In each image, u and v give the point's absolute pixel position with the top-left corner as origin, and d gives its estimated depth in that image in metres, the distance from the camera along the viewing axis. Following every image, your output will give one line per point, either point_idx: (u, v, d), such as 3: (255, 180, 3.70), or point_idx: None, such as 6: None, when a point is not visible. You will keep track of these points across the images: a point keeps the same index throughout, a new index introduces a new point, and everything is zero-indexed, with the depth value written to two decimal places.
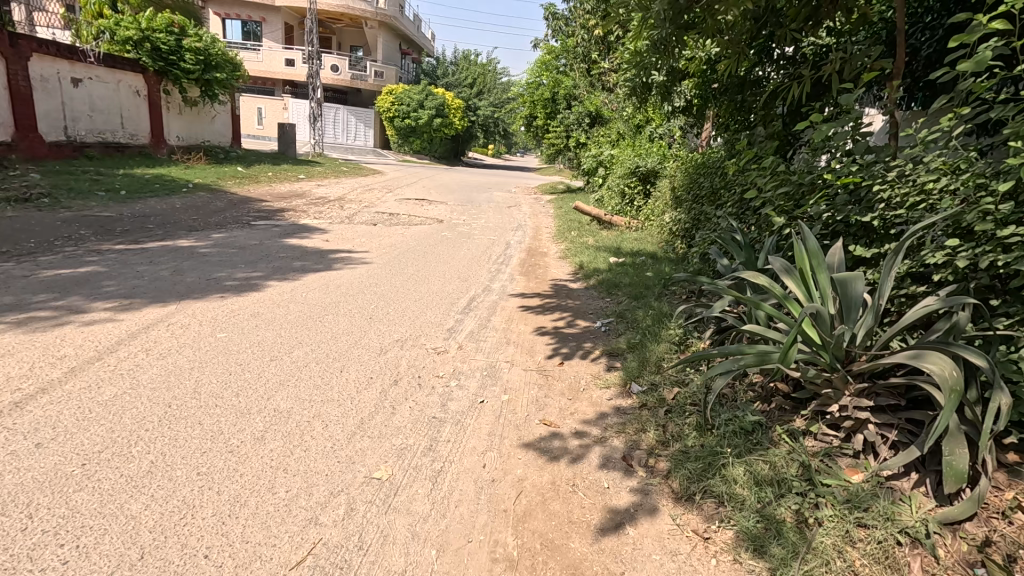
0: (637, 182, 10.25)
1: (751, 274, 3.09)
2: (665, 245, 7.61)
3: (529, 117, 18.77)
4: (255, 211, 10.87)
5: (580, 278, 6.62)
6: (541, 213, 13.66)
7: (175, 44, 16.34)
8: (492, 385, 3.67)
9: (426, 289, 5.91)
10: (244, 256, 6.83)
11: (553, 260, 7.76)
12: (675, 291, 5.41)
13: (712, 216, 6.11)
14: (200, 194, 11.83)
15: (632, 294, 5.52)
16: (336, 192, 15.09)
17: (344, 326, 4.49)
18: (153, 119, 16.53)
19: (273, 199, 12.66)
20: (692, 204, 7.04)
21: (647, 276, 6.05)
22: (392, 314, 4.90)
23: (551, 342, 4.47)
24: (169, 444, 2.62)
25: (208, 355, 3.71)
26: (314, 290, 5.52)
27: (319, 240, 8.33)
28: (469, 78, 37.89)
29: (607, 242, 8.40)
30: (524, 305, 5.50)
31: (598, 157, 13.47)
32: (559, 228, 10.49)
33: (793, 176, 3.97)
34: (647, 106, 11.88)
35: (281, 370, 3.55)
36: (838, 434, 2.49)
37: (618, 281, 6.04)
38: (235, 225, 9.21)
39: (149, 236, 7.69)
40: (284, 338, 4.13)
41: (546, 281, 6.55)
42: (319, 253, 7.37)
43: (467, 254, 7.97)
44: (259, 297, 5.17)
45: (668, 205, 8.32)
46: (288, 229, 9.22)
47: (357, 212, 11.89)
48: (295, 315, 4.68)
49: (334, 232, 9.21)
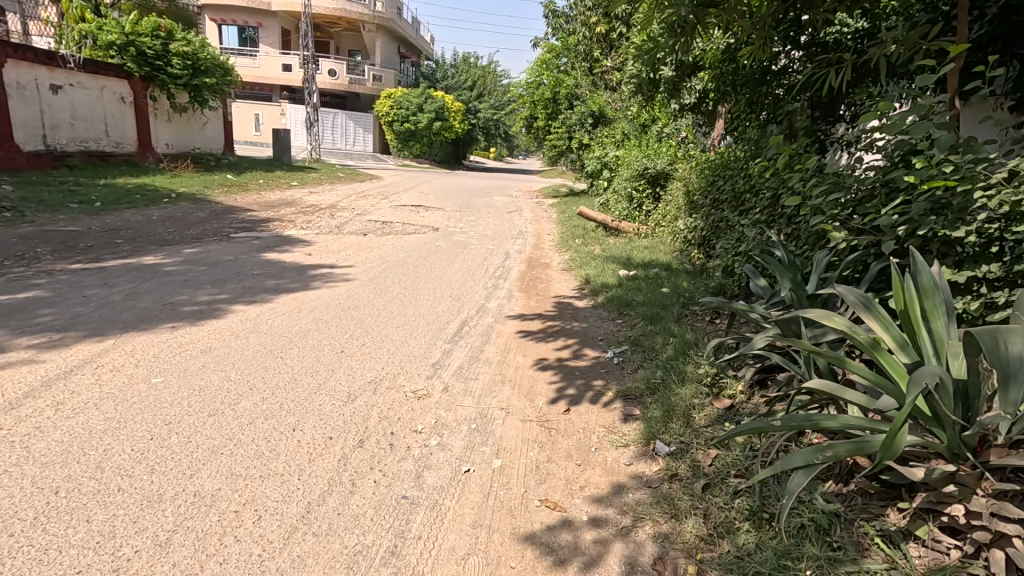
0: (646, 185, 9.52)
1: (819, 314, 2.35)
2: (681, 255, 6.90)
3: (529, 118, 18.06)
4: (238, 222, 10.19)
5: (586, 294, 5.91)
6: (543, 218, 12.94)
7: (161, 49, 15.72)
8: (481, 444, 2.95)
9: (412, 311, 5.20)
10: (213, 274, 6.15)
11: (557, 273, 7.05)
12: (698, 314, 4.72)
13: (735, 224, 5.43)
14: (182, 204, 11.17)
15: (647, 314, 4.83)
16: (328, 199, 14.41)
17: (309, 364, 3.79)
18: (140, 126, 15.95)
19: (260, 208, 12.03)
20: (709, 210, 6.35)
21: (663, 292, 5.36)
22: (369, 346, 4.19)
23: (554, 381, 3.75)
24: (31, 563, 1.92)
25: (131, 411, 3.01)
26: (283, 316, 4.82)
27: (301, 254, 7.65)
28: (469, 81, 37.24)
29: (615, 252, 7.66)
30: (524, 330, 4.79)
31: (603, 158, 12.74)
32: (562, 235, 9.77)
33: (847, 178, 3.28)
34: (653, 103, 11.21)
35: (217, 432, 2.85)
36: (959, 545, 1.78)
37: (630, 298, 5.32)
38: (212, 238, 8.53)
39: (113, 252, 7.02)
40: (233, 382, 3.43)
41: (549, 299, 5.83)
42: (298, 269, 6.68)
43: (462, 267, 7.28)
44: (217, 326, 4.48)
45: (681, 210, 7.62)
46: (269, 242, 8.53)
47: (349, 221, 11.24)
48: (253, 351, 3.98)
49: (319, 244, 8.51)
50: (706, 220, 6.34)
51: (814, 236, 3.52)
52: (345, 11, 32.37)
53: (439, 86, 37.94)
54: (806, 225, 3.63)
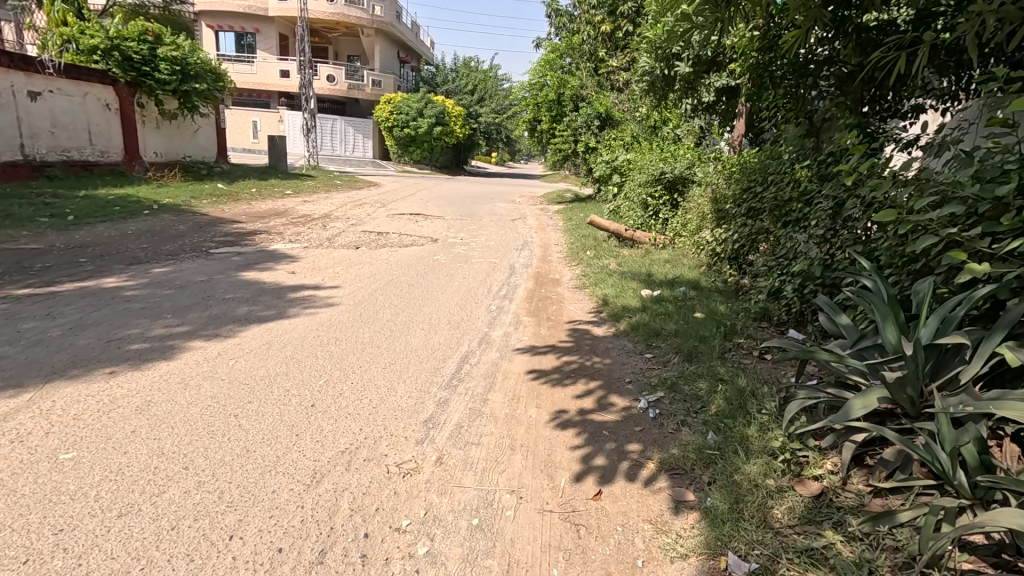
0: (663, 192, 8.74)
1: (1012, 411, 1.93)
2: (708, 271, 6.14)
3: (533, 121, 17.29)
4: (221, 235, 9.45)
5: (606, 319, 5.13)
6: (548, 226, 12.18)
7: (148, 53, 15.04)
8: (486, 557, 2.17)
9: (403, 343, 4.43)
10: (179, 300, 5.40)
11: (569, 292, 6.28)
12: (745, 351, 3.99)
13: (782, 234, 4.73)
14: (163, 216, 10.44)
15: (684, 347, 4.07)
16: (322, 208, 13.67)
17: (269, 426, 3.02)
18: (127, 133, 15.28)
19: (248, 219, 11.29)
20: (743, 221, 5.60)
21: (697, 318, 4.60)
22: (347, 397, 3.41)
23: (578, 444, 2.96)
24: None
25: (12, 512, 2.23)
26: (249, 355, 4.05)
27: (284, 272, 6.88)
28: (470, 85, 36.43)
29: (633, 266, 6.89)
30: (536, 368, 4.01)
31: (613, 162, 11.94)
32: (572, 246, 8.98)
33: (963, 187, 2.57)
34: (666, 102, 10.41)
35: (122, 547, 2.08)
36: None
37: (660, 326, 4.54)
38: (189, 254, 7.78)
39: (72, 274, 6.28)
40: (165, 456, 2.66)
41: (563, 326, 5.06)
42: (277, 291, 5.91)
43: (462, 286, 6.50)
44: (165, 371, 3.70)
45: (706, 219, 6.83)
46: (252, 258, 7.78)
47: (341, 232, 10.49)
48: (201, 407, 3.20)
49: (306, 260, 7.76)
50: (739, 231, 5.58)
51: (899, 252, 2.99)
52: (344, 16, 31.83)
53: (440, 90, 37.26)
54: (891, 242, 3.02)
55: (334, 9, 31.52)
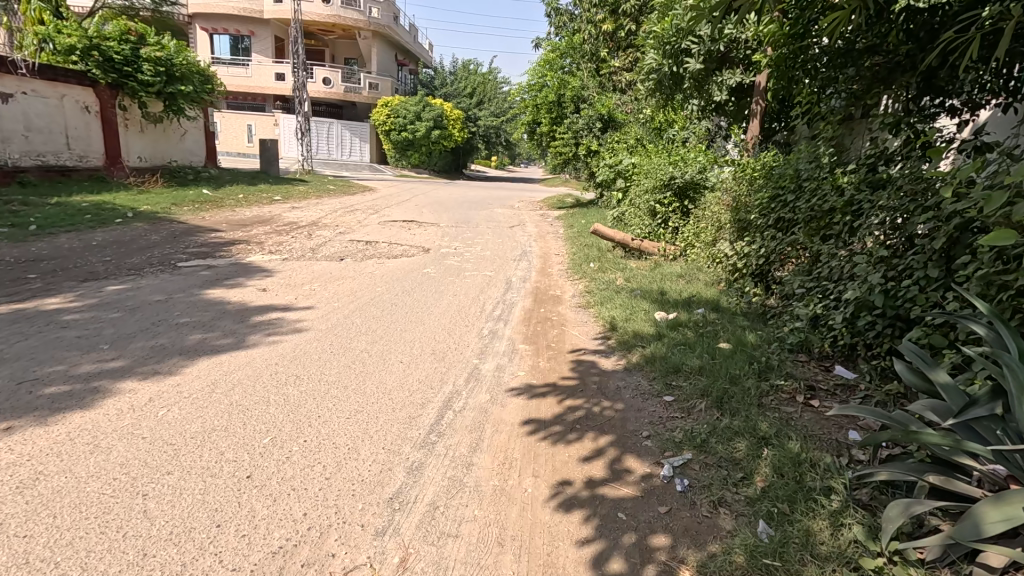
0: (673, 198, 8.04)
1: None
2: (727, 289, 5.45)
3: (532, 124, 16.65)
4: (195, 246, 8.75)
5: (615, 347, 4.46)
6: (549, 234, 11.51)
7: (130, 54, 14.39)
8: None
9: (376, 382, 3.74)
10: (123, 326, 4.69)
11: (571, 311, 5.62)
12: (787, 397, 3.29)
13: (820, 250, 4.07)
14: (136, 225, 9.75)
15: (712, 391, 3.37)
16: (311, 215, 13.01)
17: (184, 511, 2.33)
18: (109, 138, 14.63)
19: (228, 227, 10.61)
20: (768, 234, 4.92)
21: (722, 349, 3.90)
22: (294, 465, 2.71)
23: (586, 537, 2.28)
24: None
25: None
26: (185, 402, 3.34)
27: (255, 289, 6.19)
28: (469, 88, 35.78)
29: (642, 281, 6.23)
30: (533, 416, 3.31)
31: (617, 166, 11.27)
32: (574, 258, 8.29)
33: None
34: (673, 101, 9.76)
35: None
36: None
37: (680, 359, 3.86)
38: (154, 268, 7.08)
39: (13, 293, 5.59)
40: (27, 570, 1.98)
41: (565, 357, 4.35)
42: (241, 314, 5.21)
43: (452, 304, 5.83)
44: (75, 426, 2.99)
45: (724, 229, 6.14)
46: (223, 272, 7.08)
47: (327, 242, 9.81)
48: (103, 481, 2.50)
49: (282, 274, 7.07)
50: (765, 245, 4.88)
51: (995, 280, 2.48)
52: (339, 18, 31.23)
53: (438, 92, 36.61)
54: (984, 271, 2.50)
55: (329, 11, 30.92)
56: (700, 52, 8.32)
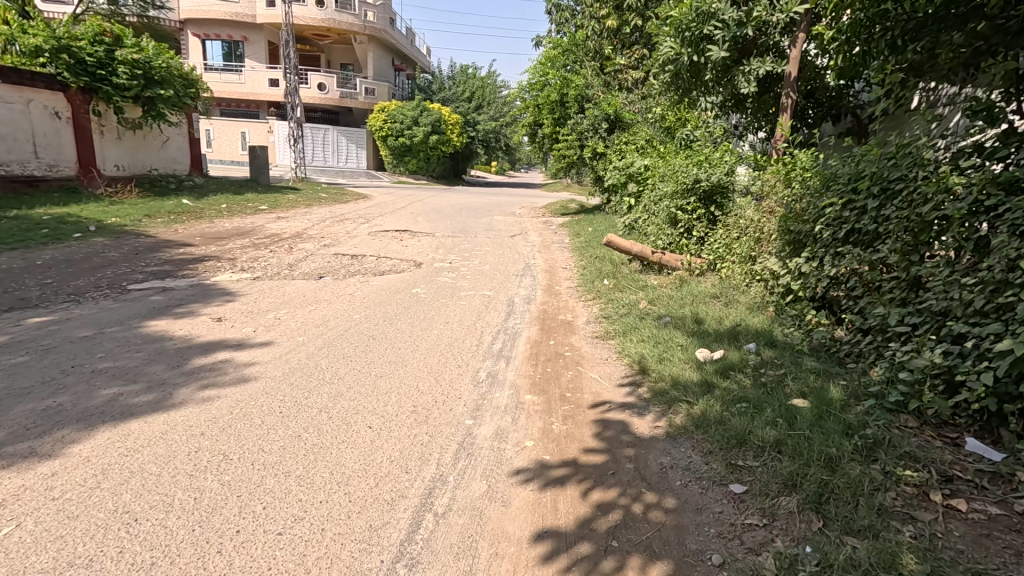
0: (697, 204, 7.02)
1: None
2: (778, 316, 4.45)
3: (534, 125, 15.49)
4: (157, 264, 7.75)
5: (650, 401, 3.44)
6: (553, 244, 10.53)
7: (105, 56, 13.49)
8: None
9: (331, 466, 2.73)
10: (21, 376, 3.68)
11: (588, 344, 4.61)
12: (917, 495, 2.27)
13: (927, 274, 3.08)
14: (94, 240, 8.75)
15: (803, 483, 2.36)
16: (295, 226, 12.00)
17: None
18: (81, 145, 13.72)
19: (199, 241, 9.60)
20: (835, 250, 3.91)
21: (801, 410, 2.88)
22: None
23: None
24: None
25: None
26: (47, 507, 2.32)
27: (208, 318, 5.19)
28: (468, 92, 34.89)
29: (670, 304, 5.22)
30: (548, 525, 2.31)
31: (627, 169, 10.28)
32: (584, 274, 7.27)
33: None
34: (691, 96, 8.77)
35: None
36: None
37: (746, 427, 2.84)
38: (97, 293, 6.09)
39: None
40: None
41: (586, 416, 3.33)
42: (179, 355, 4.21)
43: (442, 336, 4.81)
44: None
45: (768, 241, 5.13)
46: (177, 296, 6.08)
47: (309, 257, 8.82)
48: None
49: (247, 298, 6.06)
50: (833, 265, 3.88)
51: None
52: (334, 22, 30.35)
53: (436, 97, 35.74)
54: None
55: (324, 14, 30.05)
56: (725, 39, 7.36)
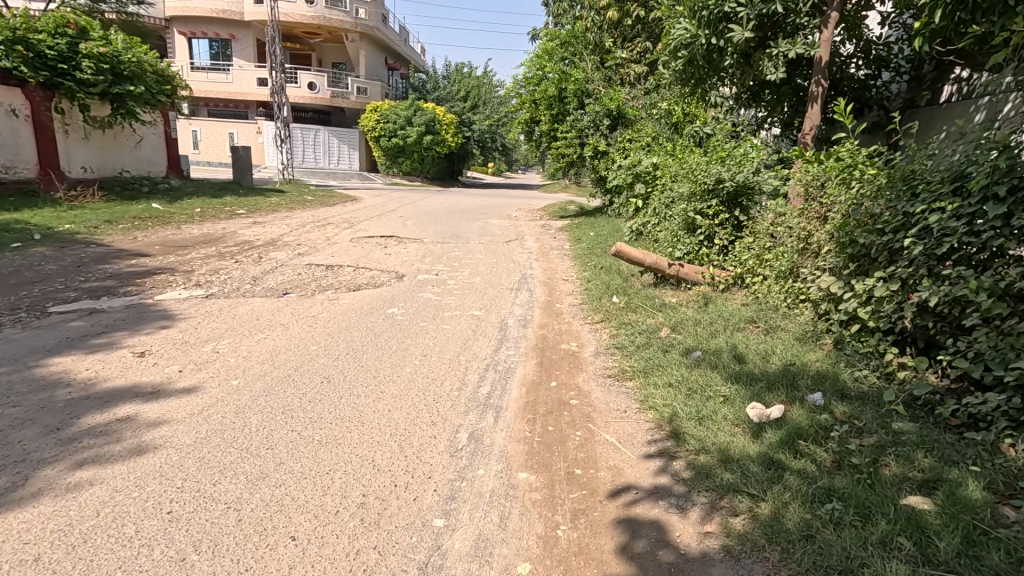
0: (720, 207, 6.05)
1: None
2: (839, 351, 3.49)
3: (530, 123, 14.50)
4: (98, 278, 6.76)
5: (692, 486, 2.47)
6: (552, 251, 9.58)
7: (67, 49, 12.44)
8: None
9: None
10: None
11: (599, 388, 3.63)
12: None
13: None
14: (35, 251, 7.75)
15: None
16: (270, 232, 11.02)
17: None
18: (42, 145, 12.76)
19: (158, 251, 8.61)
20: (930, 270, 2.96)
21: (935, 525, 1.91)
22: None
23: None
24: None
25: None
26: None
27: (129, 353, 4.20)
28: (463, 91, 33.66)
29: (696, 331, 4.25)
30: None
31: (633, 168, 9.33)
32: (589, 288, 6.30)
33: None
34: (705, 86, 7.84)
35: None
36: None
37: (856, 554, 1.86)
38: (9, 317, 5.10)
39: None
40: None
41: (604, 512, 2.37)
42: (67, 410, 3.22)
43: (415, 376, 3.82)
44: None
45: (819, 253, 4.16)
46: (106, 321, 5.10)
47: (278, 268, 7.83)
48: None
49: (189, 323, 5.08)
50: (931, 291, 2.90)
51: None
52: (324, 19, 29.35)
53: (430, 96, 34.78)
54: None
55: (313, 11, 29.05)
56: (749, 17, 6.42)
